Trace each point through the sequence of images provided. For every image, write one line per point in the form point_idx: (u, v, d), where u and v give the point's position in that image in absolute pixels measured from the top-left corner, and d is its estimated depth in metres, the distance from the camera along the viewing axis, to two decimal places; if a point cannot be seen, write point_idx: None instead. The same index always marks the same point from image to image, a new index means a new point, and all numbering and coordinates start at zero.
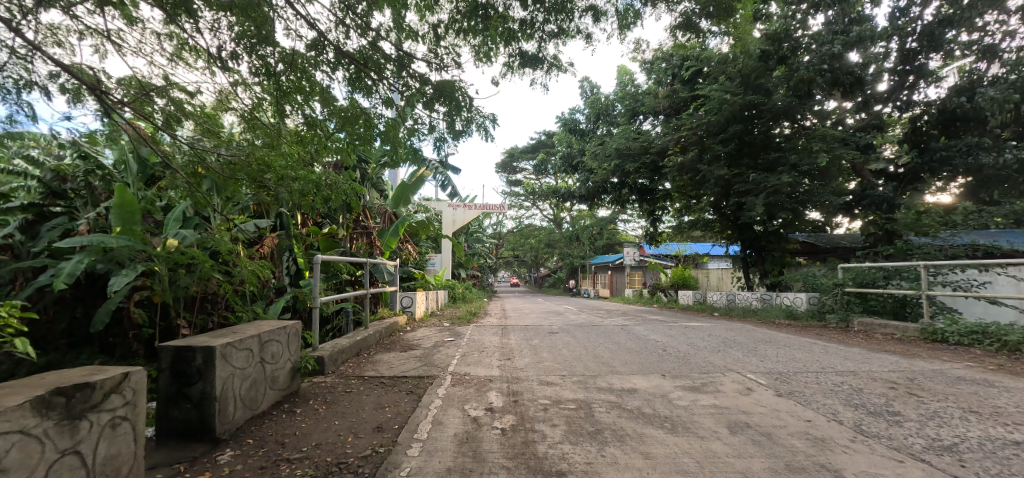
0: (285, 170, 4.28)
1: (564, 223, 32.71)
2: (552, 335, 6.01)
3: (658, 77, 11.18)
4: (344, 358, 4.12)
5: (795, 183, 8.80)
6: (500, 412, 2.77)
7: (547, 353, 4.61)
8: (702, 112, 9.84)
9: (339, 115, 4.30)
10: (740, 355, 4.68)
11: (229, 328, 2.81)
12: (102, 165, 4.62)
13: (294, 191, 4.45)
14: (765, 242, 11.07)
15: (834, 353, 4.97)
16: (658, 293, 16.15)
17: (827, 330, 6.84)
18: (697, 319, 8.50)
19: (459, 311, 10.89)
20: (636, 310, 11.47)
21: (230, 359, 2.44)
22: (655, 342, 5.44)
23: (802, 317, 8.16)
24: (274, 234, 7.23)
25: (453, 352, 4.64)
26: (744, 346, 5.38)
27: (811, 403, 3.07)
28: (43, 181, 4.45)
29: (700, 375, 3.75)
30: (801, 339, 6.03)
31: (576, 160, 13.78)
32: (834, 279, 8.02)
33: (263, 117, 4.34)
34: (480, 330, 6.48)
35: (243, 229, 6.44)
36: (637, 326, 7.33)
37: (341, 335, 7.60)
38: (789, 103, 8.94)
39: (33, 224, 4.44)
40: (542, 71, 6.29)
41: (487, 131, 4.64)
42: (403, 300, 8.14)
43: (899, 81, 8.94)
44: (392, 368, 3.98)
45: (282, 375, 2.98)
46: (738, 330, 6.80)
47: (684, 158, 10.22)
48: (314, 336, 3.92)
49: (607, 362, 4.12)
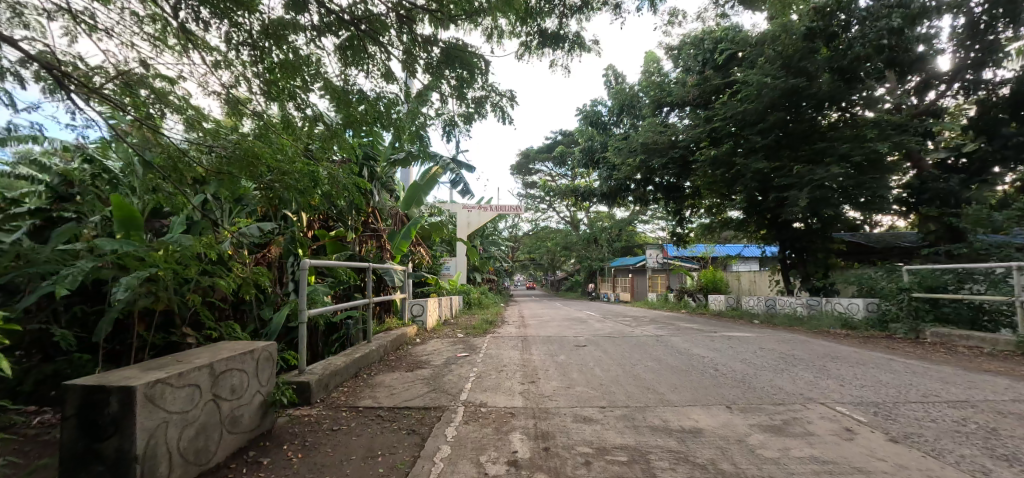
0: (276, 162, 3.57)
1: (581, 225, 31.87)
2: (580, 348, 5.28)
3: (688, 65, 10.39)
4: (337, 382, 3.47)
5: (845, 175, 7.82)
6: (528, 468, 2.06)
7: (577, 374, 3.89)
8: (738, 99, 9.01)
9: (333, 92, 3.71)
10: (812, 378, 3.88)
11: (177, 356, 2.19)
12: (109, 169, 4.05)
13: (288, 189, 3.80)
14: (808, 242, 10.02)
15: (926, 374, 4.10)
16: (685, 297, 15.23)
17: (897, 343, 5.91)
18: (737, 328, 7.66)
19: (474, 318, 10.22)
20: (665, 316, 10.64)
21: (162, 401, 1.80)
22: (702, 359, 4.68)
23: (860, 326, 7.13)
24: (278, 239, 6.68)
25: (467, 372, 3.96)
26: (810, 363, 4.55)
27: (946, 455, 2.28)
28: (50, 186, 3.95)
29: (775, 408, 2.98)
30: (871, 354, 5.17)
31: (597, 156, 13.03)
32: (898, 282, 6.96)
33: (256, 106, 3.62)
34: (497, 343, 5.78)
35: (246, 233, 5.92)
36: (672, 336, 6.54)
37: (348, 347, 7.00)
38: (837, 88, 8.06)
39: (41, 230, 3.93)
40: (564, 51, 5.60)
41: (505, 112, 4.00)
42: (413, 308, 7.42)
43: (965, 59, 7.90)
44: (393, 395, 3.30)
45: (248, 413, 2.34)
46: (792, 342, 5.94)
47: (717, 150, 9.40)
48: (300, 356, 3.29)
49: (653, 389, 3.37)
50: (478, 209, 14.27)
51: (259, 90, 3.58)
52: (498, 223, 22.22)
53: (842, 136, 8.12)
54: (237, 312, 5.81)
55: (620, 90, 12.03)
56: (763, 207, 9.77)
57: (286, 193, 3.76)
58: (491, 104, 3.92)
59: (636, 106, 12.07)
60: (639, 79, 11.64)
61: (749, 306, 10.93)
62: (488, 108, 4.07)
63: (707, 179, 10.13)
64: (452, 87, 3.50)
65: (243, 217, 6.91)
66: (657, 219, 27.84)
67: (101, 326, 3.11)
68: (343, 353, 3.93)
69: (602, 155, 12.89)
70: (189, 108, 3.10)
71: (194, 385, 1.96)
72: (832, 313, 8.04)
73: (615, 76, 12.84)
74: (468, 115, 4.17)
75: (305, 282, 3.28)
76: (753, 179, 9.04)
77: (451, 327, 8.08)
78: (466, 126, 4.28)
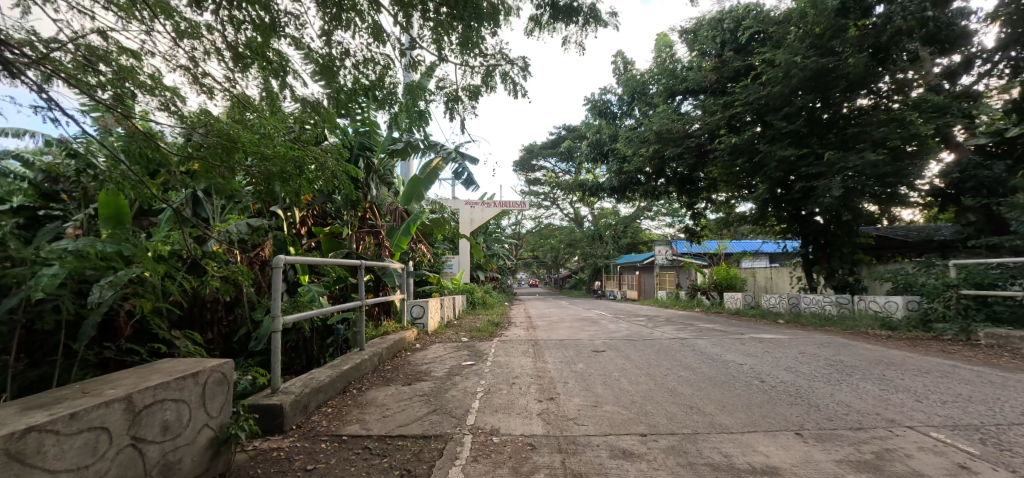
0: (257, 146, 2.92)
1: (586, 222, 31.30)
2: (598, 354, 4.71)
3: (705, 48, 9.81)
4: (319, 401, 2.91)
5: (882, 162, 7.21)
6: None
7: (604, 389, 3.31)
8: (761, 83, 8.43)
9: (316, 60, 3.14)
10: (880, 393, 3.28)
11: (89, 385, 1.64)
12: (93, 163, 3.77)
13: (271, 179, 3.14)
14: (833, 236, 9.39)
15: (1010, 386, 3.50)
16: (698, 295, 14.60)
17: (951, 346, 5.29)
18: (764, 329, 7.04)
19: (479, 319, 9.64)
20: (680, 316, 10.04)
21: (46, 458, 1.25)
22: (741, 367, 4.10)
23: (901, 326, 6.45)
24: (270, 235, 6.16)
25: (474, 387, 3.39)
26: (867, 372, 3.96)
27: None
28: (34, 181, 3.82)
29: (857, 435, 2.41)
30: (930, 359, 4.56)
31: (607, 148, 12.45)
32: (943, 278, 6.29)
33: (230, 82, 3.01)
34: (505, 348, 5.21)
35: (233, 231, 5.38)
36: (697, 338, 5.96)
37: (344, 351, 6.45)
38: (869, 69, 7.49)
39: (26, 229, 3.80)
40: (578, 26, 4.93)
41: (517, 84, 3.47)
42: (411, 310, 6.67)
43: (1013, 34, 7.24)
44: (386, 418, 2.74)
45: (189, 455, 1.79)
46: (831, 345, 5.35)
47: (738, 138, 8.81)
48: (273, 373, 2.73)
49: (700, 410, 2.80)
50: (481, 205, 13.71)
51: (232, 62, 2.98)
52: (502, 220, 21.69)
53: (876, 120, 7.52)
54: (228, 313, 5.24)
55: (631, 77, 11.42)
56: (788, 197, 9.11)
57: (276, 188, 3.15)
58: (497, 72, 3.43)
59: (647, 94, 11.47)
60: (651, 65, 11.10)
61: (770, 305, 10.28)
62: (497, 80, 3.54)
63: (726, 170, 9.54)
64: (453, 44, 2.97)
65: (234, 214, 6.46)
66: (663, 215, 27.26)
67: (86, 330, 2.58)
68: (329, 366, 3.37)
69: (612, 146, 12.31)
70: (163, 87, 2.41)
71: (95, 429, 1.41)
72: (865, 313, 7.40)
73: (624, 63, 12.23)
74: (473, 90, 3.65)
75: (279, 281, 2.73)
76: (777, 169, 8.43)
77: (453, 329, 7.53)
78: (471, 102, 3.74)
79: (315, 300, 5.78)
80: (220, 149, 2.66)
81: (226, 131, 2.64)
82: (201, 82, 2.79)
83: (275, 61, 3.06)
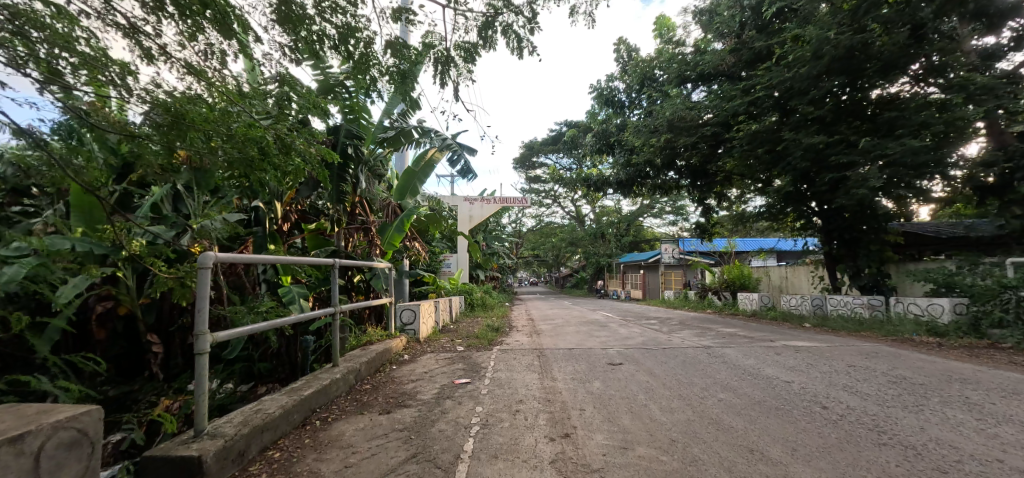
0: (212, 127, 2.46)
1: (588, 220, 30.58)
2: (615, 368, 4.00)
3: (721, 30, 9.15)
4: (264, 442, 2.22)
5: (924, 149, 6.52)
6: None
7: (632, 421, 2.62)
8: (787, 62, 7.73)
9: (278, 12, 2.55)
10: (984, 428, 2.57)
11: None
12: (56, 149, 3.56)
13: (233, 163, 2.68)
14: (860, 232, 8.68)
15: None
16: (708, 295, 13.91)
17: (1020, 357, 4.59)
18: (794, 335, 6.32)
19: (477, 323, 8.92)
20: (693, 317, 9.33)
21: None
22: (791, 386, 3.40)
23: (950, 332, 5.73)
24: (249, 234, 5.84)
25: (469, 417, 2.70)
26: (944, 394, 3.28)
27: None
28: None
29: None
30: (1008, 375, 3.86)
31: (613, 140, 11.73)
32: (998, 279, 5.58)
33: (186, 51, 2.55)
34: (506, 360, 4.50)
35: (207, 226, 4.86)
36: (723, 346, 5.27)
37: (325, 360, 5.75)
38: (906, 48, 6.82)
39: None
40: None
41: (522, 39, 2.99)
42: (400, 315, 5.92)
43: None
44: (348, 469, 2.03)
45: None
46: (881, 356, 4.65)
47: (759, 125, 8.12)
48: (201, 411, 2.05)
49: (767, 457, 2.11)
50: (480, 201, 13.00)
51: (186, 24, 2.48)
52: (501, 218, 20.94)
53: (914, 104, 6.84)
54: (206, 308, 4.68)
55: (639, 62, 10.71)
56: (812, 190, 8.43)
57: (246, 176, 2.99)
58: (496, 22, 2.88)
59: (656, 82, 10.77)
60: (661, 51, 10.43)
61: (790, 307, 9.58)
62: (497, 35, 2.99)
63: (743, 161, 8.86)
64: None
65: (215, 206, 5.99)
66: (667, 213, 26.66)
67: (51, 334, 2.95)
68: (285, 392, 2.68)
69: (619, 138, 11.60)
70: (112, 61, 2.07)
71: None
72: (903, 316, 6.67)
73: (629, 50, 11.51)
74: (468, 48, 3.08)
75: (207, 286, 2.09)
76: (803, 159, 7.75)
77: (449, 335, 6.83)
78: (465, 64, 3.18)
79: (293, 304, 5.10)
80: (172, 126, 2.42)
81: (173, 107, 2.37)
82: (148, 50, 2.38)
83: (230, 16, 2.55)
